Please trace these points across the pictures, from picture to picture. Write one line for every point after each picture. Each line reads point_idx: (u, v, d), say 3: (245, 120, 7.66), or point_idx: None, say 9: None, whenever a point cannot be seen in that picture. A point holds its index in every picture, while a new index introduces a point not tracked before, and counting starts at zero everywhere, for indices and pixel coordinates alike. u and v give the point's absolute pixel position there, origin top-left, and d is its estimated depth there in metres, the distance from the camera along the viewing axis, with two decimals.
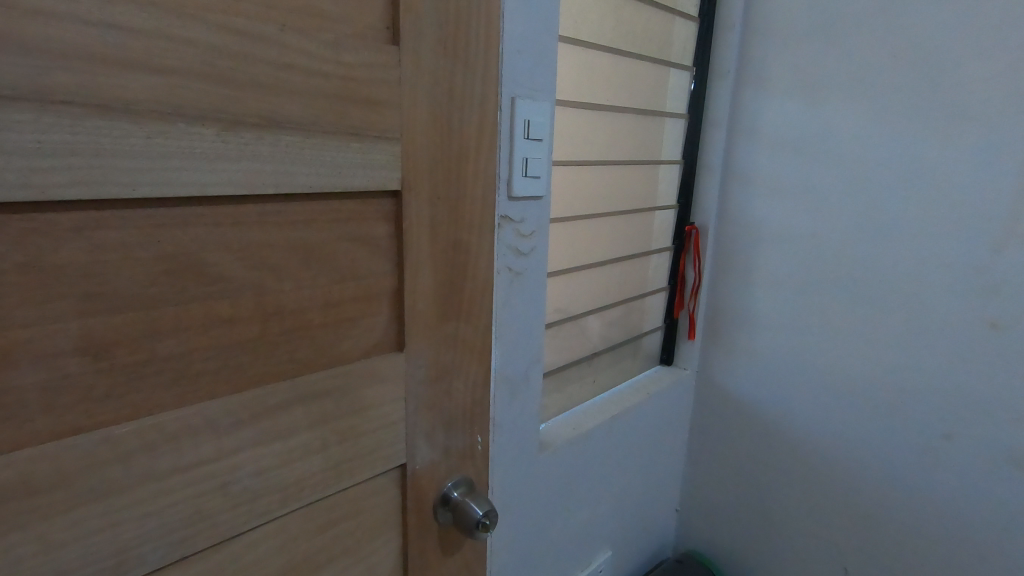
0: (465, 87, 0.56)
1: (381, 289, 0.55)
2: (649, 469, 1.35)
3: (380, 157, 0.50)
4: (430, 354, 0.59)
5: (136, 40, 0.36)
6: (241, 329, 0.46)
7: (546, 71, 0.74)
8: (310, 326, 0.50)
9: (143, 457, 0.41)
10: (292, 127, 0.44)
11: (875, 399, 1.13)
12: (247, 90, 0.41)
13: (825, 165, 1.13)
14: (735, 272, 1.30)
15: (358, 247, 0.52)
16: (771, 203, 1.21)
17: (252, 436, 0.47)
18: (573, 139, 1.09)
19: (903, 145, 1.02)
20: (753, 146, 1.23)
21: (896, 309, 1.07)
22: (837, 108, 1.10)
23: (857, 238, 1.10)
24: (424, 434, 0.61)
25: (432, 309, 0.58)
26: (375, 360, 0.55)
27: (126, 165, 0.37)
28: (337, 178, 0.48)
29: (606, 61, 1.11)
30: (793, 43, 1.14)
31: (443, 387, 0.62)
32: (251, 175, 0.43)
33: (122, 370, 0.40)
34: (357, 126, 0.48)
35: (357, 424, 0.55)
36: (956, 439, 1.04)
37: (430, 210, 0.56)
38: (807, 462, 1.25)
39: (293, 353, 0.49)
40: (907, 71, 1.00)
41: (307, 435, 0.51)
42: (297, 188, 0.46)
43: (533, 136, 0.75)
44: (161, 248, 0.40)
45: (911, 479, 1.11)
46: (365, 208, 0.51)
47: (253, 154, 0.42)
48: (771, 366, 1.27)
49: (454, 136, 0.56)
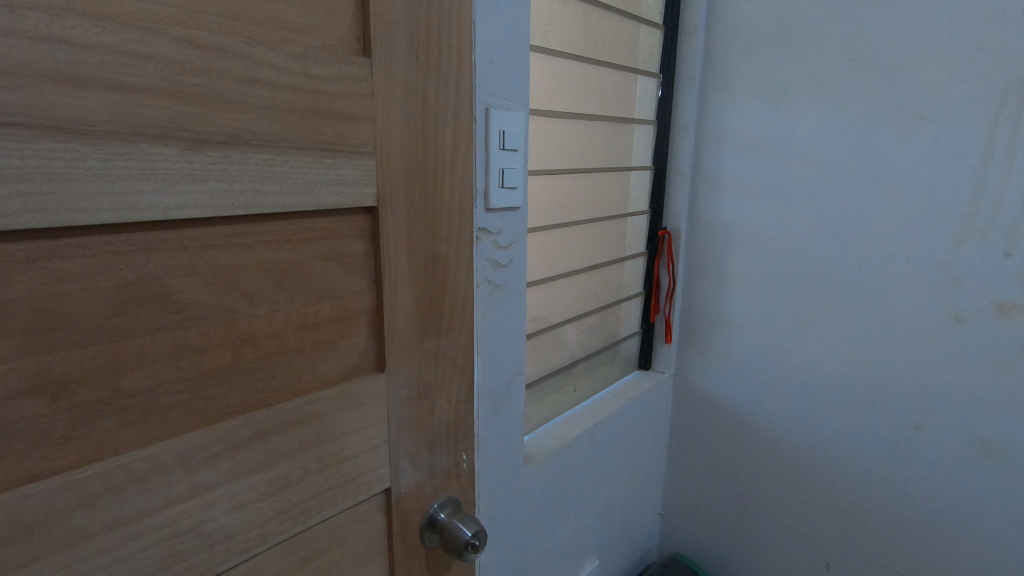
0: (439, 97, 0.55)
1: (359, 308, 0.53)
2: (632, 475, 1.35)
3: (354, 172, 0.49)
4: (411, 372, 0.58)
5: (90, 56, 0.34)
6: (213, 357, 0.43)
7: (518, 81, 0.74)
8: (286, 350, 0.48)
9: (107, 501, 0.38)
10: (260, 143, 0.42)
11: (848, 393, 1.16)
12: (214, 107, 0.39)
13: (791, 166, 1.15)
14: (709, 275, 1.31)
15: (333, 266, 0.50)
16: (741, 205, 1.24)
17: (227, 469, 0.44)
18: (546, 147, 1.08)
19: (866, 146, 1.06)
20: (721, 150, 1.25)
21: (867, 306, 1.10)
22: (799, 112, 1.13)
23: (826, 238, 1.13)
24: (408, 455, 0.59)
25: (413, 327, 0.57)
26: (354, 383, 0.53)
27: (81, 189, 0.34)
28: (311, 195, 0.46)
29: (574, 69, 1.10)
30: (757, 50, 1.16)
31: (425, 406, 0.60)
32: (220, 197, 0.41)
33: (84, 409, 0.37)
34: (329, 140, 0.46)
35: (337, 450, 0.52)
36: (927, 431, 1.07)
37: (407, 225, 0.54)
38: (786, 459, 1.27)
39: (268, 380, 0.47)
40: (867, 75, 1.04)
41: (286, 465, 0.48)
42: (268, 208, 0.44)
43: (508, 146, 0.74)
44: (121, 276, 0.38)
45: (888, 472, 1.13)
46: (339, 225, 0.50)
47: (222, 173, 0.40)
48: (747, 367, 1.29)
49: (429, 149, 0.55)
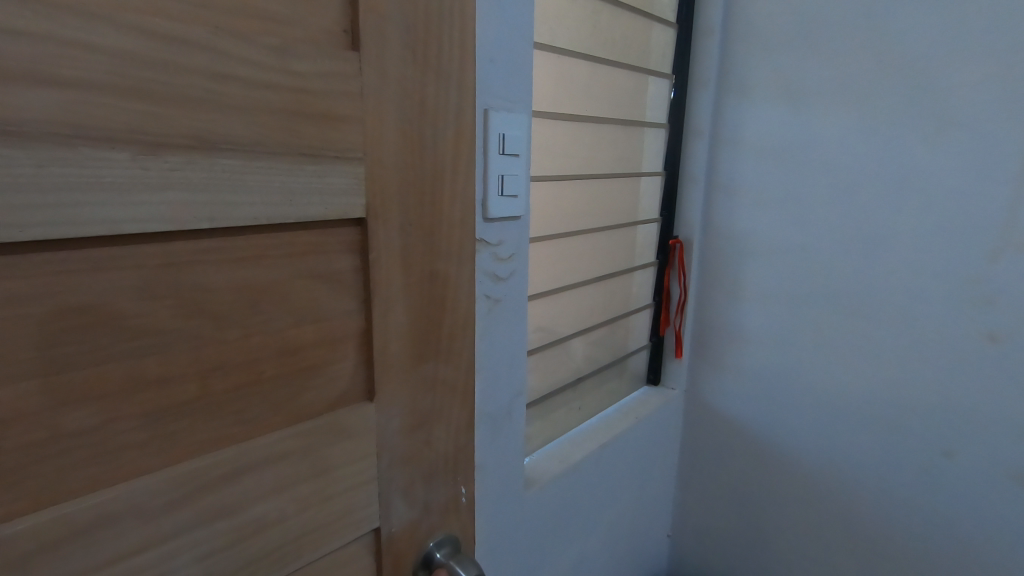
0: (439, 98, 0.50)
1: (346, 331, 0.47)
2: (641, 495, 1.29)
3: (341, 181, 0.43)
4: (405, 400, 0.52)
5: (20, 46, 0.29)
6: (175, 390, 0.38)
7: (521, 81, 0.69)
8: (261, 379, 0.42)
9: (43, 558, 0.33)
10: (229, 148, 0.37)
11: (871, 413, 1.10)
12: (174, 107, 0.34)
13: (810, 173, 1.10)
14: (723, 287, 1.26)
15: (318, 285, 0.45)
16: (758, 214, 1.18)
17: (190, 515, 0.39)
18: (552, 153, 1.03)
19: (892, 153, 1.00)
20: (736, 156, 1.19)
21: (892, 323, 1.05)
22: (820, 115, 1.07)
23: (849, 250, 1.07)
24: (401, 491, 0.54)
25: (407, 351, 0.52)
26: (341, 413, 0.48)
27: (10, 201, 0.29)
28: (290, 206, 0.41)
29: (584, 70, 1.05)
30: (776, 51, 1.11)
31: (421, 437, 0.55)
32: (181, 209, 0.35)
33: (17, 454, 0.32)
34: (312, 145, 0.41)
35: (321, 488, 0.47)
36: (957, 457, 1.02)
37: (401, 239, 0.49)
38: (802, 482, 1.21)
39: (240, 413, 0.41)
40: (894, 77, 0.98)
41: (260, 507, 0.43)
42: (240, 221, 0.38)
43: (509, 152, 0.68)
44: (63, 300, 0.33)
45: (913, 499, 1.08)
46: (324, 239, 0.44)
47: (184, 182, 0.35)
48: (763, 383, 1.23)
49: (426, 155, 0.49)
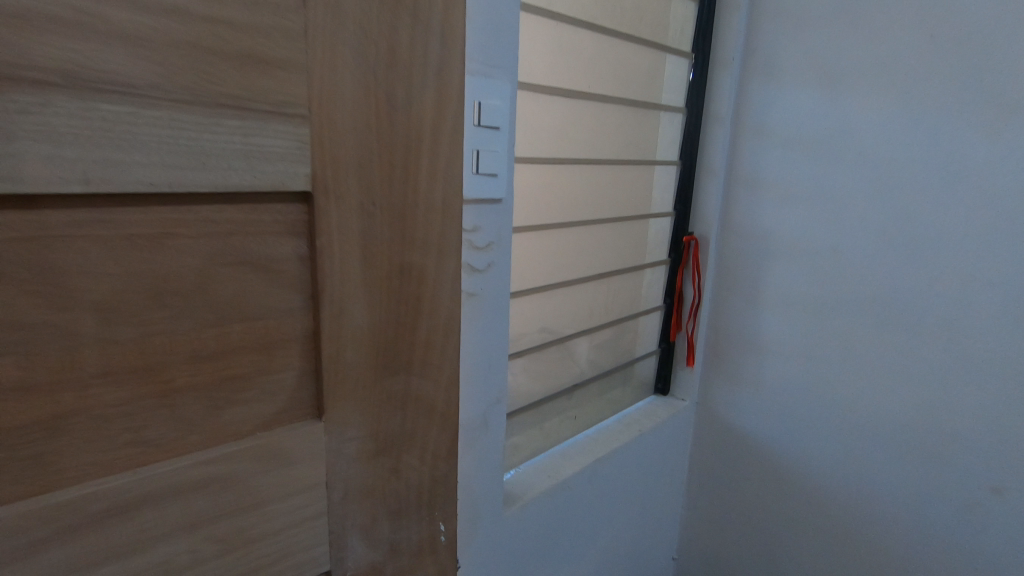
0: (414, 47, 0.40)
1: (288, 334, 0.38)
2: (644, 512, 1.20)
3: (277, 143, 0.34)
4: (365, 419, 0.43)
5: None
6: (44, 401, 0.30)
7: (507, 41, 0.59)
8: (169, 390, 0.33)
9: None
10: (113, 89, 0.28)
11: (906, 436, 0.99)
12: (25, 29, 0.25)
13: (843, 164, 0.99)
14: (741, 289, 1.16)
15: (250, 276, 0.35)
16: (782, 211, 1.08)
17: (65, 559, 0.31)
18: (555, 137, 0.95)
19: (941, 144, 0.89)
20: (761, 146, 1.09)
21: (933, 337, 0.94)
22: (857, 100, 0.97)
23: (886, 253, 0.96)
24: (359, 528, 0.45)
25: (367, 360, 0.42)
26: (279, 433, 0.39)
27: None
28: (206, 172, 0.32)
29: (591, 43, 0.97)
30: (809, 28, 1.00)
31: (387, 464, 0.46)
32: (37, 167, 0.27)
33: None
34: (235, 93, 0.32)
35: (252, 525, 0.38)
36: (1007, 492, 0.91)
37: (360, 222, 0.39)
38: (823, 506, 1.11)
39: (139, 432, 0.33)
40: (947, 57, 0.87)
41: (166, 549, 0.34)
42: (132, 187, 0.30)
43: (486, 123, 0.59)
44: None
45: (952, 536, 0.97)
46: (257, 218, 0.35)
47: (45, 130, 0.26)
48: (783, 396, 1.13)
49: (397, 118, 0.40)
